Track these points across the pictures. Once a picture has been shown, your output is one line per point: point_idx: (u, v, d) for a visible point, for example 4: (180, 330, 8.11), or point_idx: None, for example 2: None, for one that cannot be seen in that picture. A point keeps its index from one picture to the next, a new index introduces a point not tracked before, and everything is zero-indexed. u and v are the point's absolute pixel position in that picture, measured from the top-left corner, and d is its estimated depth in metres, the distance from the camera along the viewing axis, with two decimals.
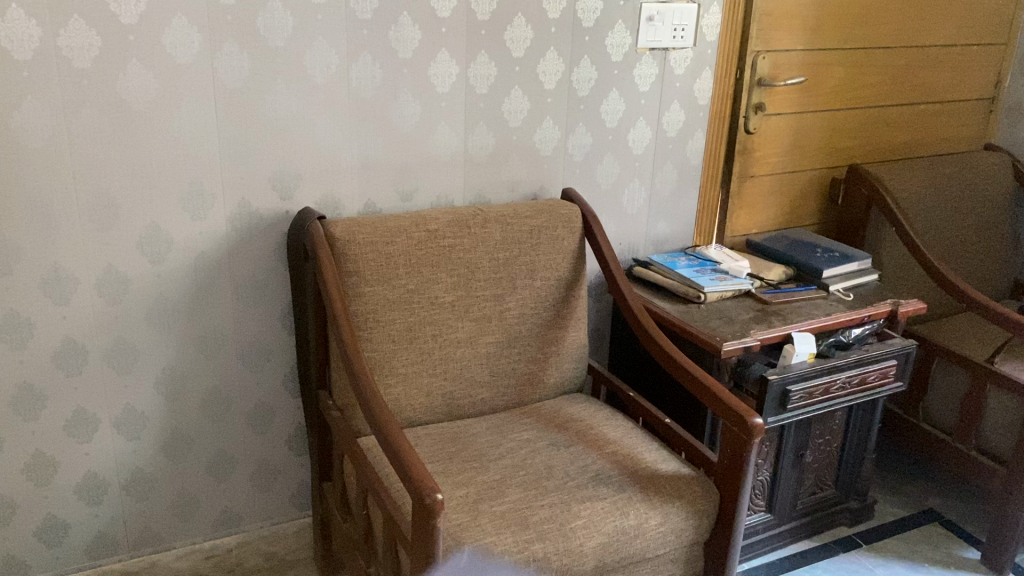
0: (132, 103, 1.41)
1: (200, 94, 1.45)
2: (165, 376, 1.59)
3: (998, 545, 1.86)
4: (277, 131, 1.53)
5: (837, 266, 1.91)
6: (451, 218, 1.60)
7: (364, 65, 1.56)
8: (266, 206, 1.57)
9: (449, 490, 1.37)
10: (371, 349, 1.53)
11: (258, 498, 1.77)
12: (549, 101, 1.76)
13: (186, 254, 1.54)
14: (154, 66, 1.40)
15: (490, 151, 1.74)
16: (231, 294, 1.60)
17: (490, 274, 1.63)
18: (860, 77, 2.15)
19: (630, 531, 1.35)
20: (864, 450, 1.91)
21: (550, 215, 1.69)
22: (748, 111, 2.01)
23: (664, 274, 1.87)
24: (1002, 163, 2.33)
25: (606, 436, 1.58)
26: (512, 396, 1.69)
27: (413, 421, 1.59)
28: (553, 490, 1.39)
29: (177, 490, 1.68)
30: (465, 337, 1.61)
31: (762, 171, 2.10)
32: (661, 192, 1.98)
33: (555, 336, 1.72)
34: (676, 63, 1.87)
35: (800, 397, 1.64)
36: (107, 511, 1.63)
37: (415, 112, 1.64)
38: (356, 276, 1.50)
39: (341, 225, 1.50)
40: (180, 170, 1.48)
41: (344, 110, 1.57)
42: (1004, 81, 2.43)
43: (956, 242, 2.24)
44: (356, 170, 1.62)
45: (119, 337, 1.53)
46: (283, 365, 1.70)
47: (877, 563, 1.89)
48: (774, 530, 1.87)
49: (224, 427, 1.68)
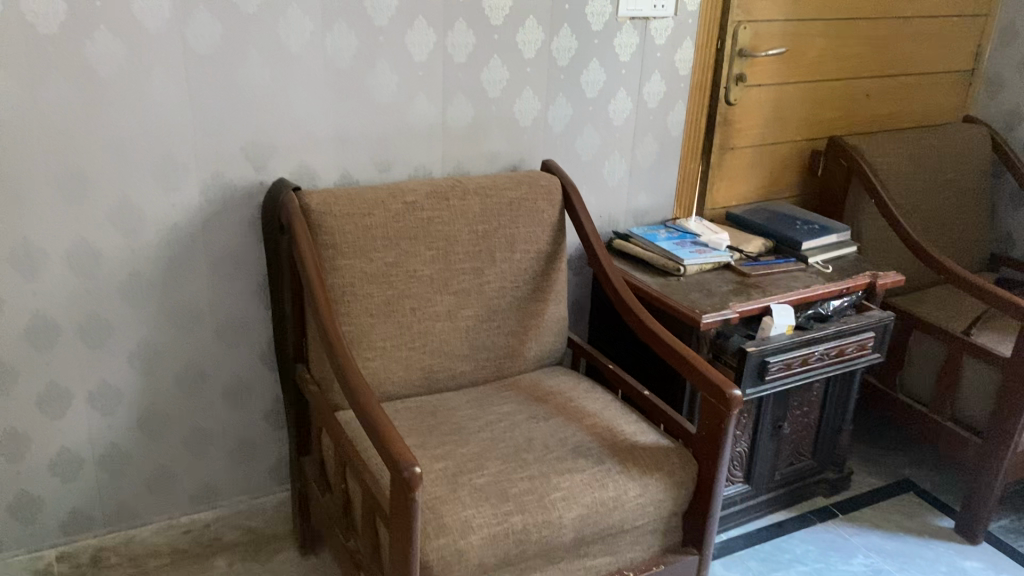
0: (101, 71, 1.37)
1: (171, 62, 1.42)
2: (141, 350, 1.57)
3: (972, 514, 1.89)
4: (251, 101, 1.50)
5: (816, 238, 1.91)
6: (429, 189, 1.58)
7: (339, 33, 1.52)
8: (240, 177, 1.54)
9: (428, 463, 1.36)
10: (348, 322, 1.51)
11: (235, 474, 1.76)
12: (529, 71, 1.74)
13: (159, 226, 1.51)
14: (123, 33, 1.37)
15: (469, 122, 1.72)
16: (205, 267, 1.58)
17: (469, 246, 1.61)
18: (841, 48, 2.14)
19: (609, 503, 1.36)
20: (842, 422, 1.93)
21: (530, 187, 1.68)
22: (729, 82, 1.99)
23: (644, 247, 1.86)
24: (980, 135, 2.33)
25: (585, 409, 1.58)
26: (492, 369, 1.68)
27: (392, 395, 1.58)
28: (533, 462, 1.39)
29: (154, 466, 1.66)
30: (443, 311, 1.60)
31: (742, 143, 2.09)
32: (641, 164, 1.97)
33: (534, 310, 1.71)
34: (656, 33, 1.85)
35: (778, 369, 1.65)
36: (83, 488, 1.61)
37: (393, 82, 1.61)
38: (333, 249, 1.48)
39: (317, 196, 1.48)
40: (151, 141, 1.45)
41: (318, 80, 1.54)
42: (984, 53, 2.42)
43: (934, 214, 2.25)
44: (332, 141, 1.60)
45: (93, 311, 1.51)
46: (260, 340, 1.68)
47: (853, 533, 1.91)
48: (752, 501, 1.88)
49: (201, 402, 1.66)
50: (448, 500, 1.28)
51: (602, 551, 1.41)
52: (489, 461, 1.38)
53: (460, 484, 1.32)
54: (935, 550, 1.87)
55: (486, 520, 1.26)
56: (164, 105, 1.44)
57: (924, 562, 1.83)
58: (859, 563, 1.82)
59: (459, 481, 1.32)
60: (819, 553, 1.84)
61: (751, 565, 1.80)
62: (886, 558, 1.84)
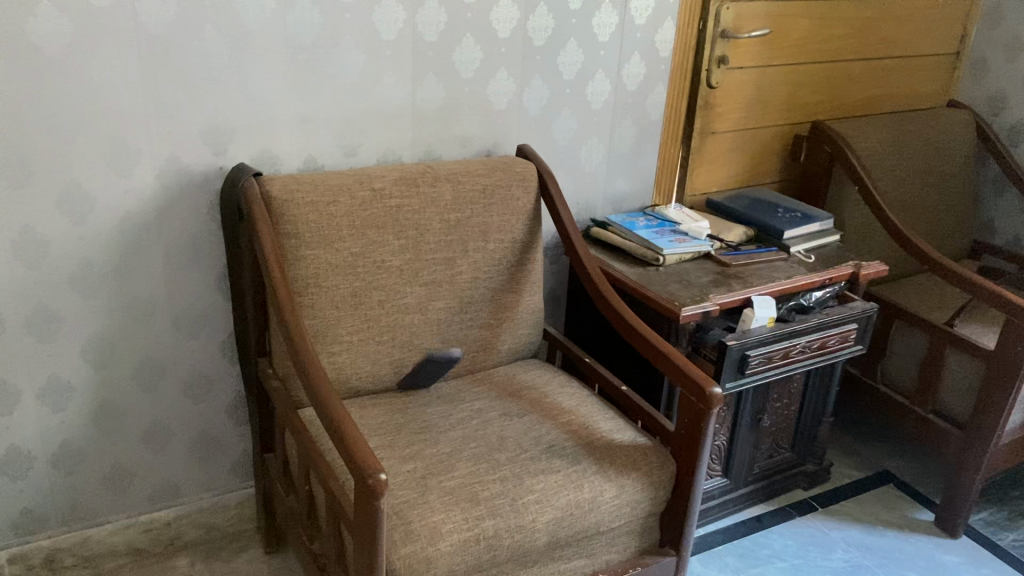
0: (43, 49, 1.28)
1: (121, 40, 1.33)
2: (94, 343, 1.49)
3: (952, 508, 1.86)
4: (206, 80, 1.41)
5: (799, 227, 1.86)
6: (398, 175, 1.51)
7: (302, 8, 1.44)
8: (198, 163, 1.46)
9: (395, 465, 1.30)
10: (313, 316, 1.44)
11: (197, 471, 1.69)
12: (503, 51, 1.66)
13: (110, 212, 1.42)
14: (69, 8, 1.28)
15: (440, 104, 1.64)
16: (161, 256, 1.50)
17: (440, 235, 1.54)
18: (825, 30, 2.08)
19: (585, 505, 1.30)
20: (822, 414, 1.89)
21: (504, 173, 1.61)
22: (711, 64, 1.93)
23: (622, 235, 1.81)
24: (965, 121, 2.29)
25: (561, 405, 1.52)
26: (464, 362, 1.62)
27: (360, 391, 1.52)
28: (505, 463, 1.33)
29: (110, 463, 1.59)
30: (414, 303, 1.53)
31: (723, 127, 2.03)
32: (620, 149, 1.90)
33: (509, 301, 1.65)
34: (637, 12, 1.78)
35: (759, 362, 1.60)
36: (34, 486, 1.53)
37: (359, 61, 1.53)
38: (295, 238, 1.40)
39: (279, 181, 1.40)
40: (100, 122, 1.36)
41: (279, 56, 1.45)
42: (969, 36, 2.37)
43: (917, 201, 2.21)
44: (294, 122, 1.52)
45: (41, 302, 1.42)
46: (221, 332, 1.61)
47: (832, 527, 1.88)
48: (729, 495, 1.85)
49: (158, 397, 1.59)
50: (416, 504, 1.22)
51: (577, 554, 1.37)
52: (460, 462, 1.33)
53: (429, 487, 1.26)
54: (915, 544, 1.85)
55: (456, 525, 1.20)
56: (113, 83, 1.35)
57: (904, 556, 1.81)
58: (838, 559, 1.79)
59: (427, 484, 1.26)
60: (798, 548, 1.81)
61: (729, 561, 1.76)
62: (865, 553, 1.81)
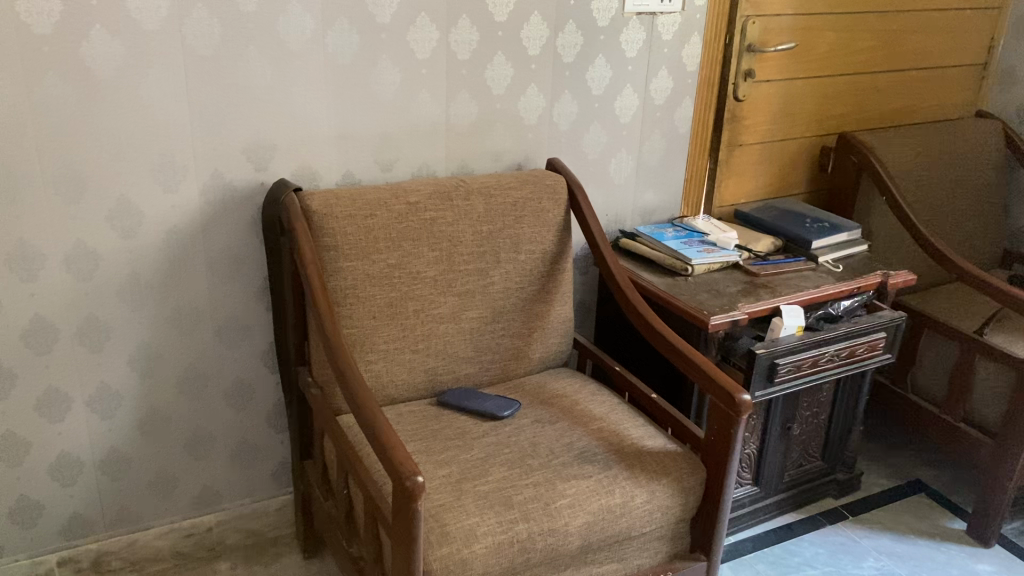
0: (96, 71, 1.35)
1: (169, 61, 1.39)
2: (141, 353, 1.55)
3: (985, 516, 1.86)
4: (250, 99, 1.47)
5: (826, 237, 1.88)
6: (432, 190, 1.55)
7: (340, 30, 1.49)
8: (240, 177, 1.52)
9: (431, 470, 1.34)
10: (351, 324, 1.49)
11: (238, 477, 1.74)
12: (533, 68, 1.71)
13: (156, 227, 1.49)
14: (121, 33, 1.34)
15: (473, 121, 1.69)
16: (205, 269, 1.55)
17: (473, 247, 1.58)
18: (851, 42, 2.11)
19: (617, 509, 1.33)
20: (851, 423, 1.90)
21: (535, 186, 1.65)
22: (738, 78, 1.95)
23: (651, 246, 1.84)
24: (994, 131, 2.30)
25: (592, 412, 1.55)
26: (496, 371, 1.66)
27: (395, 398, 1.56)
28: (538, 468, 1.37)
29: (155, 469, 1.64)
30: (448, 312, 1.58)
31: (751, 139, 2.06)
32: (649, 161, 1.94)
33: (540, 311, 1.68)
34: (664, 28, 1.82)
35: (788, 370, 1.62)
36: (84, 490, 1.59)
37: (395, 79, 1.58)
38: (334, 250, 1.45)
39: (319, 197, 1.45)
40: (149, 140, 1.42)
41: (321, 75, 1.51)
42: (997, 46, 2.38)
43: (947, 210, 2.21)
44: (333, 139, 1.57)
45: (91, 313, 1.48)
46: (261, 341, 1.66)
47: (863, 535, 1.89)
48: (760, 503, 1.86)
49: (201, 404, 1.64)
50: (452, 507, 1.26)
51: (609, 558, 1.40)
52: (494, 467, 1.36)
53: (464, 491, 1.30)
54: (947, 553, 1.85)
55: (490, 528, 1.23)
56: (161, 104, 1.41)
57: (936, 565, 1.81)
58: (869, 567, 1.79)
59: (463, 488, 1.30)
60: (828, 557, 1.82)
61: (759, 568, 1.77)
62: (896, 561, 1.81)
